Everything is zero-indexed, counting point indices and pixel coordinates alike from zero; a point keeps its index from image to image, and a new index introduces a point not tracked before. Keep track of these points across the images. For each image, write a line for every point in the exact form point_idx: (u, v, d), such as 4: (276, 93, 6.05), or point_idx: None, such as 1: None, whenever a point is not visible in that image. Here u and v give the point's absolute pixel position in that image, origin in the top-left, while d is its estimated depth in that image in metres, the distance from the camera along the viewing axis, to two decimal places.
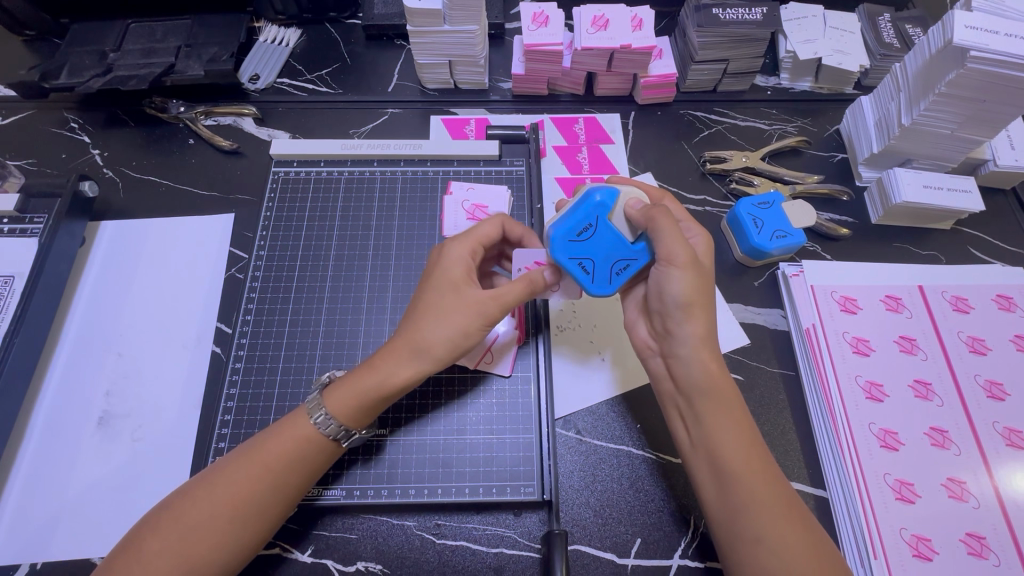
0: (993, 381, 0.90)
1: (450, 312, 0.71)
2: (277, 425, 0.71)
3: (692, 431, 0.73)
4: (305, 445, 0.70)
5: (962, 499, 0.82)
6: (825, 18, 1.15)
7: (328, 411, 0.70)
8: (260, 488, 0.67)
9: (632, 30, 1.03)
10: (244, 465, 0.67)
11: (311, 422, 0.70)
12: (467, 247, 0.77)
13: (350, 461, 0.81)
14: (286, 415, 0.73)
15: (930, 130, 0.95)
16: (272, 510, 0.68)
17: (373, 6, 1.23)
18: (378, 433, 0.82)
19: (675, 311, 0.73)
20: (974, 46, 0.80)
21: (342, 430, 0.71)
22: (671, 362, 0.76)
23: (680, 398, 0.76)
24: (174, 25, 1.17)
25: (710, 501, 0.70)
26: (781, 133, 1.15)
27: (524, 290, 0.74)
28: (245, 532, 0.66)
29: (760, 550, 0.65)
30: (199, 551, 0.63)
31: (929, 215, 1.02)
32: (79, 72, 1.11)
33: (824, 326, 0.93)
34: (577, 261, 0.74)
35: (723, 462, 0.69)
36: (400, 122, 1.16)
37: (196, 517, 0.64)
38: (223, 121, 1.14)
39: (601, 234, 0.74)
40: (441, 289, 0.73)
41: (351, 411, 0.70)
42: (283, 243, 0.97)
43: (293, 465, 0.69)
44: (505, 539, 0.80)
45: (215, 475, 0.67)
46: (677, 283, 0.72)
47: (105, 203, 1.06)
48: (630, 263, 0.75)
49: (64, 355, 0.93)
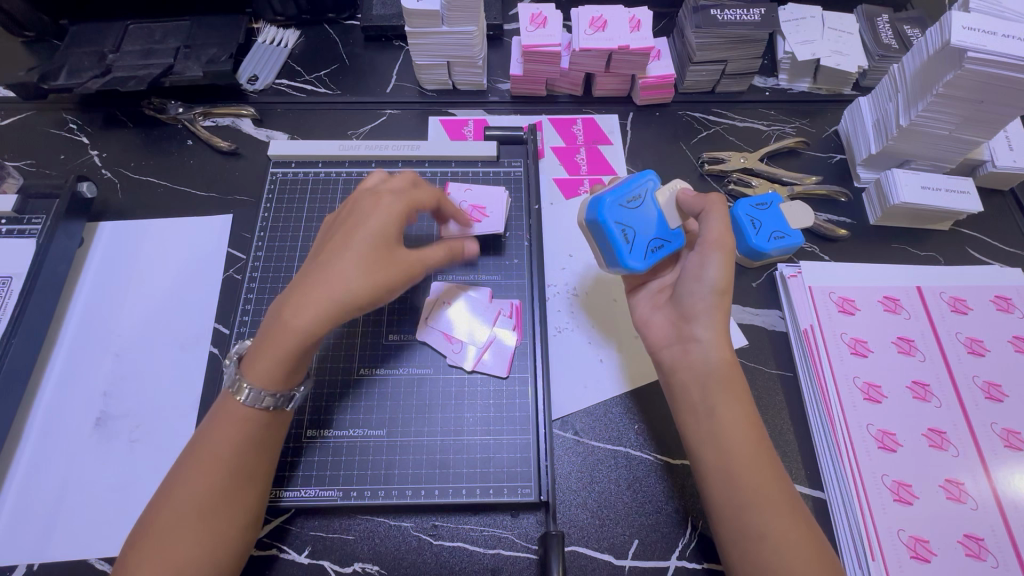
0: (991, 382, 0.90)
1: (373, 268, 0.72)
2: (216, 417, 0.70)
3: (704, 423, 0.72)
4: (245, 425, 0.69)
5: (961, 500, 0.82)
6: (823, 19, 1.15)
7: (252, 385, 0.69)
8: (221, 479, 0.67)
9: (630, 31, 1.03)
10: (197, 461, 0.67)
11: (240, 401, 0.69)
12: (408, 202, 0.78)
13: (301, 462, 0.81)
14: (216, 407, 0.71)
15: (928, 131, 0.95)
16: (246, 497, 0.68)
17: (372, 7, 1.24)
18: (308, 435, 0.82)
19: (710, 299, 0.75)
20: (972, 47, 0.80)
21: (273, 400, 0.70)
22: (689, 348, 0.76)
23: (693, 390, 0.75)
24: (173, 26, 1.17)
25: (713, 497, 0.70)
26: (779, 134, 1.15)
27: (443, 253, 0.80)
28: (225, 526, 0.66)
29: (764, 545, 0.64)
30: (185, 550, 0.63)
31: (928, 215, 1.02)
32: (78, 73, 1.11)
33: (822, 327, 0.93)
34: (621, 229, 0.79)
35: (735, 458, 0.69)
36: (398, 123, 1.16)
37: (171, 519, 0.64)
38: (221, 121, 1.14)
39: (646, 211, 0.81)
40: (370, 234, 0.73)
41: (273, 378, 0.69)
42: (280, 244, 0.97)
43: (248, 450, 0.69)
44: (502, 540, 0.80)
45: (175, 478, 0.67)
46: (715, 267, 0.75)
47: (104, 203, 1.06)
48: (664, 245, 0.81)
49: (62, 355, 0.93)
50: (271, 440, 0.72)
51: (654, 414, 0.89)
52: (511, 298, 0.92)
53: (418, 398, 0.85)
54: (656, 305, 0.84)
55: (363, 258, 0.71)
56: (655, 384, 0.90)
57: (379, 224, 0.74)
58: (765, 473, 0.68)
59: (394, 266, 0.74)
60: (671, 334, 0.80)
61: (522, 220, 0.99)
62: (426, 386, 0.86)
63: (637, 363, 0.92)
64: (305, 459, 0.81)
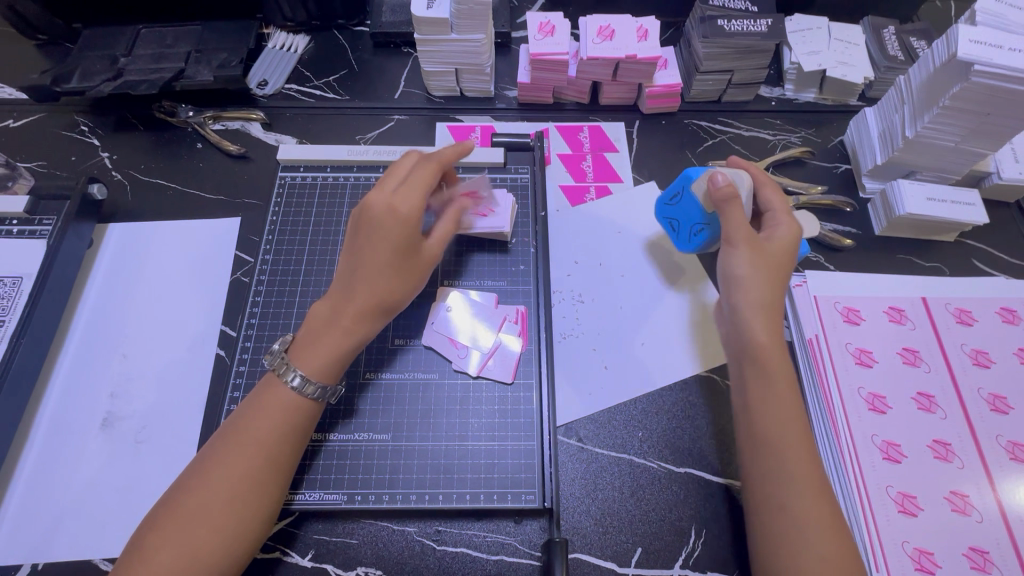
0: (996, 395, 0.89)
1: (412, 269, 0.79)
2: (254, 403, 0.73)
3: (745, 396, 0.76)
4: (286, 411, 0.72)
5: (966, 513, 0.81)
6: (829, 29, 1.16)
7: (304, 374, 0.73)
8: (253, 466, 0.68)
9: (638, 40, 1.04)
10: (233, 445, 0.69)
11: (288, 385, 0.73)
12: (422, 192, 0.78)
13: (310, 465, 0.81)
14: (259, 391, 0.74)
15: (935, 142, 0.95)
16: (276, 488, 0.70)
17: (381, 14, 1.25)
18: (317, 439, 0.82)
19: (740, 286, 0.79)
20: (978, 60, 0.80)
21: (320, 390, 0.74)
22: (733, 324, 0.80)
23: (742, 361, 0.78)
24: (184, 31, 1.19)
25: (748, 465, 0.73)
26: (785, 144, 1.15)
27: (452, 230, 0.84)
28: (245, 517, 0.67)
29: (783, 514, 0.68)
30: (203, 538, 0.65)
31: (933, 226, 1.02)
32: (91, 76, 1.12)
33: (827, 337, 0.93)
34: (670, 221, 0.96)
35: (770, 429, 0.73)
36: (406, 128, 1.17)
37: (196, 502, 0.66)
38: (231, 125, 1.15)
39: (684, 202, 0.91)
40: (401, 228, 0.76)
41: (325, 371, 0.74)
42: (289, 247, 0.98)
43: (283, 439, 0.71)
44: (506, 547, 0.80)
45: (207, 461, 0.69)
46: (743, 261, 0.79)
47: (114, 205, 1.07)
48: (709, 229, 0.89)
49: (69, 356, 0.94)
50: (308, 430, 0.74)
51: (658, 422, 0.89)
52: (516, 304, 0.92)
53: (425, 402, 0.85)
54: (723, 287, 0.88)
55: (393, 264, 0.76)
56: (658, 392, 0.91)
57: (401, 226, 0.76)
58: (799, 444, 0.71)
59: (420, 266, 0.80)
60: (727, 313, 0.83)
61: (528, 227, 0.99)
62: (432, 390, 0.86)
63: (646, 371, 0.92)
64: (310, 463, 0.81)
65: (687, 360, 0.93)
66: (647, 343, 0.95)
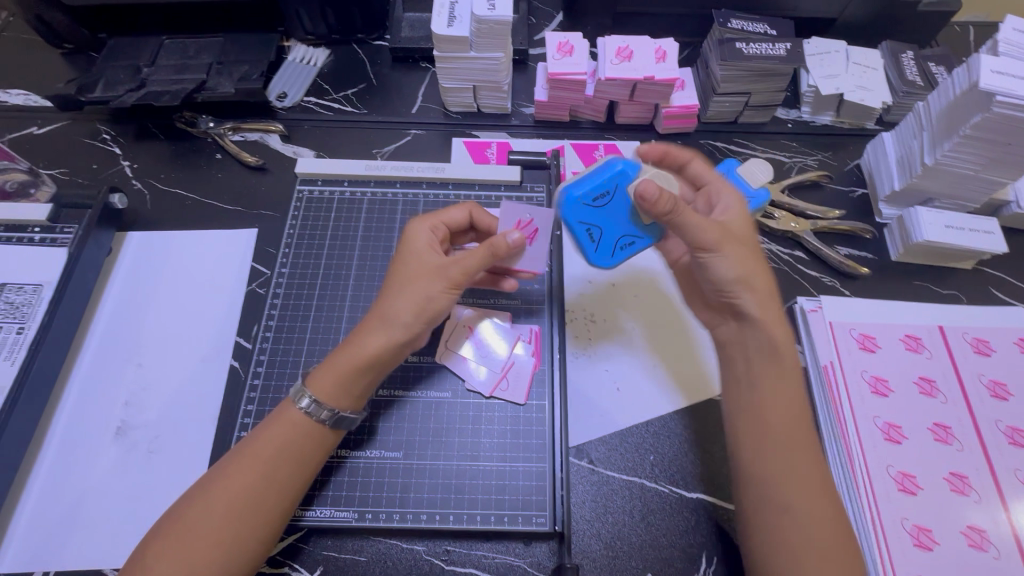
0: (1014, 428, 0.88)
1: (414, 280, 0.77)
2: (266, 422, 0.74)
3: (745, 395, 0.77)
4: (297, 431, 0.72)
5: (982, 548, 0.80)
6: (847, 53, 1.16)
7: (312, 395, 0.73)
8: (254, 481, 0.69)
9: (656, 62, 1.05)
10: (238, 459, 0.70)
11: (299, 408, 0.73)
12: (431, 224, 0.84)
13: (324, 481, 0.81)
14: (273, 410, 0.75)
15: (953, 170, 0.94)
16: (276, 505, 0.69)
17: (400, 29, 1.26)
18: (335, 455, 0.83)
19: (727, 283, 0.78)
20: (1000, 90, 0.81)
21: (330, 414, 0.73)
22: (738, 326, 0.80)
23: (740, 364, 0.79)
24: (207, 42, 1.21)
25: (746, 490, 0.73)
26: (801, 166, 1.15)
27: (485, 254, 0.77)
28: (242, 533, 0.67)
29: (787, 518, 0.68)
30: (202, 550, 0.65)
31: (950, 254, 1.01)
32: (114, 86, 1.14)
33: (843, 364, 0.92)
34: None
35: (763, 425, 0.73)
36: (422, 143, 1.18)
37: (197, 515, 0.66)
38: (250, 137, 1.16)
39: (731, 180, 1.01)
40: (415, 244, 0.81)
41: (326, 388, 0.73)
42: (305, 260, 0.99)
43: (286, 456, 0.71)
44: (514, 568, 0.79)
45: (214, 475, 0.70)
46: (723, 264, 0.77)
47: (133, 213, 1.09)
48: (633, 243, 0.82)
49: (86, 363, 0.95)
50: (315, 452, 0.74)
51: (671, 445, 0.88)
52: (530, 324, 0.93)
53: (437, 420, 0.85)
54: (698, 291, 0.88)
55: (402, 275, 0.78)
56: (669, 417, 0.90)
57: (413, 242, 0.81)
58: (796, 452, 0.71)
59: (433, 275, 0.77)
60: (722, 315, 0.83)
61: None
62: (444, 409, 0.86)
63: (659, 393, 0.92)
64: (323, 479, 0.81)
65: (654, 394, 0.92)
66: (657, 365, 0.95)
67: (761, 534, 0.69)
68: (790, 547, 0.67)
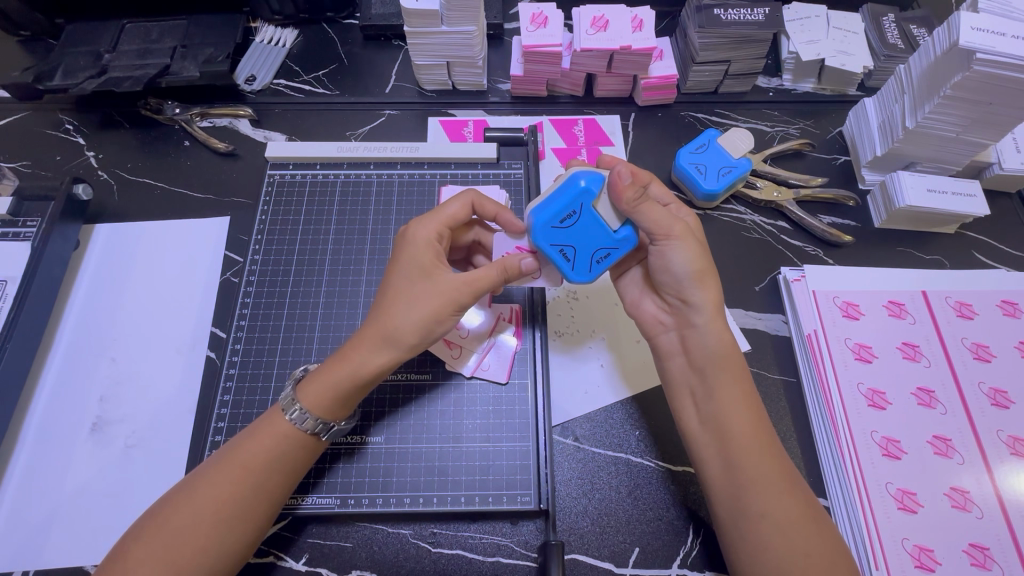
0: (996, 389, 0.88)
1: (420, 297, 0.71)
2: (256, 425, 0.72)
3: (703, 408, 0.74)
4: (286, 442, 0.70)
5: (966, 509, 0.81)
6: (828, 18, 1.14)
7: (304, 407, 0.70)
8: (242, 491, 0.67)
9: (633, 31, 1.01)
10: (226, 466, 0.68)
11: (287, 419, 0.71)
12: (435, 228, 0.78)
13: (329, 469, 0.80)
14: (262, 414, 0.73)
15: (935, 133, 0.93)
16: (263, 508, 0.68)
17: (371, 6, 1.22)
18: (336, 443, 0.81)
19: (687, 283, 0.75)
20: (980, 48, 0.78)
21: (321, 425, 0.71)
22: (687, 334, 0.77)
23: (691, 375, 0.77)
24: (170, 26, 1.16)
25: (721, 499, 0.70)
26: (783, 136, 1.14)
27: (497, 275, 0.74)
28: (230, 539, 0.66)
29: (764, 524, 0.66)
30: (184, 556, 0.63)
31: (933, 219, 1.00)
32: (74, 73, 1.09)
33: (826, 332, 0.92)
34: (694, 167, 0.99)
35: (731, 437, 0.71)
36: (396, 123, 1.15)
37: (181, 521, 0.64)
38: (219, 122, 1.13)
39: (712, 151, 0.99)
40: (419, 259, 0.75)
41: (327, 403, 0.70)
42: (278, 246, 0.96)
43: (273, 464, 0.69)
44: (502, 548, 0.79)
45: (198, 479, 0.67)
46: (680, 255, 0.74)
47: (100, 205, 1.05)
48: (612, 253, 0.75)
49: (58, 361, 0.93)
50: (302, 464, 0.72)
51: (655, 418, 0.88)
52: (511, 302, 0.91)
53: (419, 407, 0.84)
54: (647, 289, 0.84)
55: (405, 291, 0.72)
56: (653, 391, 0.89)
57: (417, 254, 0.75)
58: (765, 462, 0.69)
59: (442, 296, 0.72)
60: (668, 319, 0.81)
61: None
62: (424, 393, 0.85)
63: (641, 368, 0.91)
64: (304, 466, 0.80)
65: (624, 373, 0.91)
66: (629, 346, 0.93)
67: (741, 544, 0.67)
68: (768, 550, 0.65)
